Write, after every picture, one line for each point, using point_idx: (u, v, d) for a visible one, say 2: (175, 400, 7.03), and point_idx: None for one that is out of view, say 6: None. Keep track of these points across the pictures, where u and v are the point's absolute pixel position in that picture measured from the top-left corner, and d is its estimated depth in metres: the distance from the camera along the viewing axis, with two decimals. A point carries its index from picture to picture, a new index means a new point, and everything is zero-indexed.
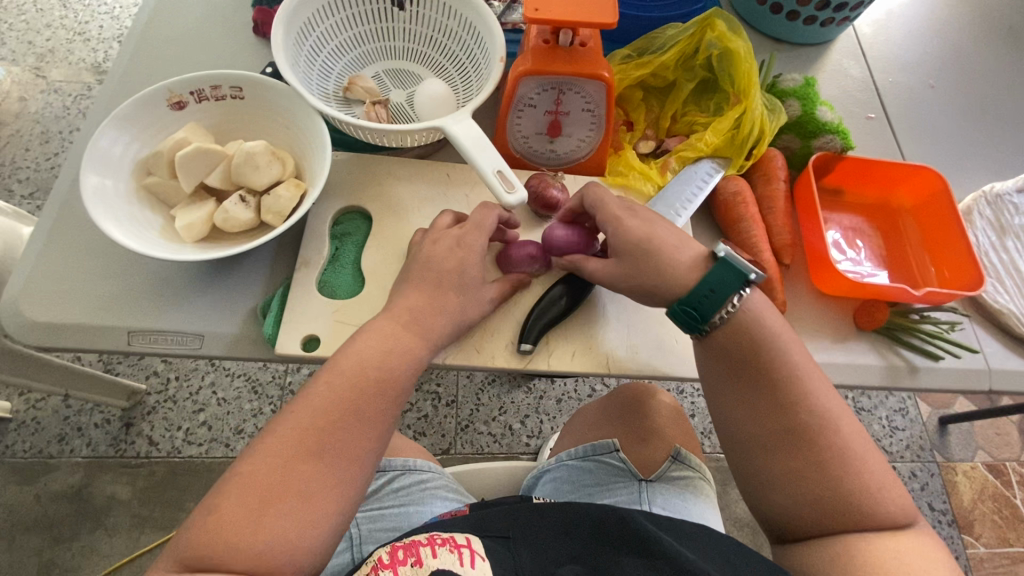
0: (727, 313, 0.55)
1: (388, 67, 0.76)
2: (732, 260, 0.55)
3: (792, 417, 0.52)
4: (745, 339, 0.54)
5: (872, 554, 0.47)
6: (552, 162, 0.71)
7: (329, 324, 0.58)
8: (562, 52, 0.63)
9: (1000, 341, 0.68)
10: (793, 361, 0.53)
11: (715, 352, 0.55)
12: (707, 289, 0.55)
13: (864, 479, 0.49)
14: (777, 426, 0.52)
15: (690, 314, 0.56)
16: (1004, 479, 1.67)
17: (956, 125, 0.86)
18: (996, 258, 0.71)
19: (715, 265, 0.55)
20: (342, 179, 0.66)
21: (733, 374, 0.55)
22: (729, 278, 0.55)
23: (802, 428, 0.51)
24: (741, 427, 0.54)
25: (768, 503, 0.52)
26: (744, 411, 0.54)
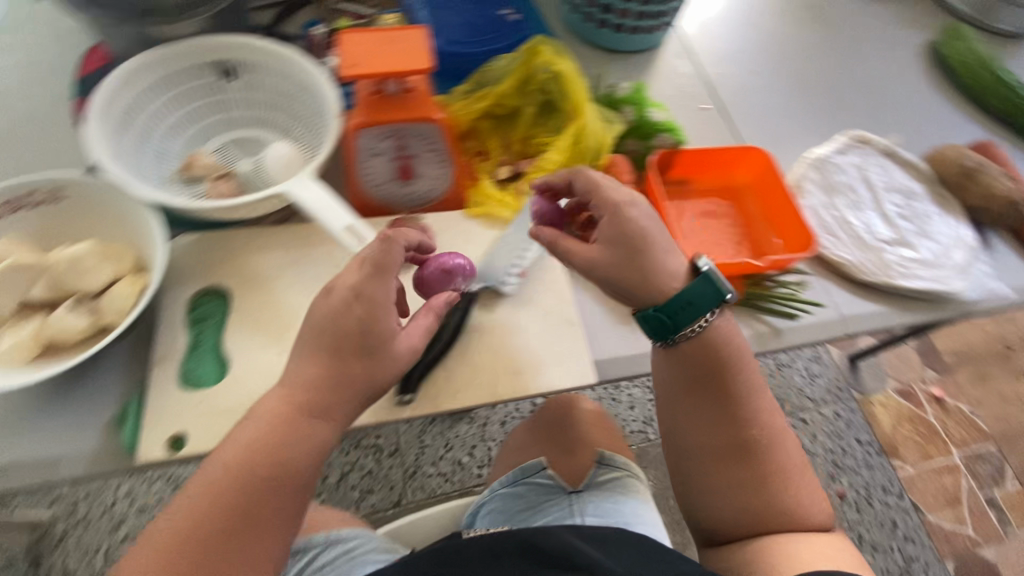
0: (697, 327, 0.57)
1: (231, 139, 0.74)
2: (714, 276, 0.56)
3: (744, 434, 0.58)
4: (713, 351, 0.58)
5: (785, 546, 0.54)
6: (413, 204, 0.71)
7: (197, 418, 0.55)
8: (393, 100, 0.64)
9: (845, 289, 0.75)
10: (755, 374, 0.60)
11: (682, 360, 0.59)
12: (684, 301, 0.56)
13: (795, 489, 0.57)
14: (726, 438, 0.58)
15: (662, 323, 0.57)
16: (913, 400, 1.83)
17: (781, 101, 0.96)
18: (830, 216, 0.79)
19: (700, 279, 0.56)
20: (193, 263, 0.64)
21: (694, 389, 0.59)
22: (709, 294, 0.56)
23: (753, 442, 0.58)
24: (695, 435, 0.60)
25: (712, 502, 0.59)
26: (694, 422, 0.60)
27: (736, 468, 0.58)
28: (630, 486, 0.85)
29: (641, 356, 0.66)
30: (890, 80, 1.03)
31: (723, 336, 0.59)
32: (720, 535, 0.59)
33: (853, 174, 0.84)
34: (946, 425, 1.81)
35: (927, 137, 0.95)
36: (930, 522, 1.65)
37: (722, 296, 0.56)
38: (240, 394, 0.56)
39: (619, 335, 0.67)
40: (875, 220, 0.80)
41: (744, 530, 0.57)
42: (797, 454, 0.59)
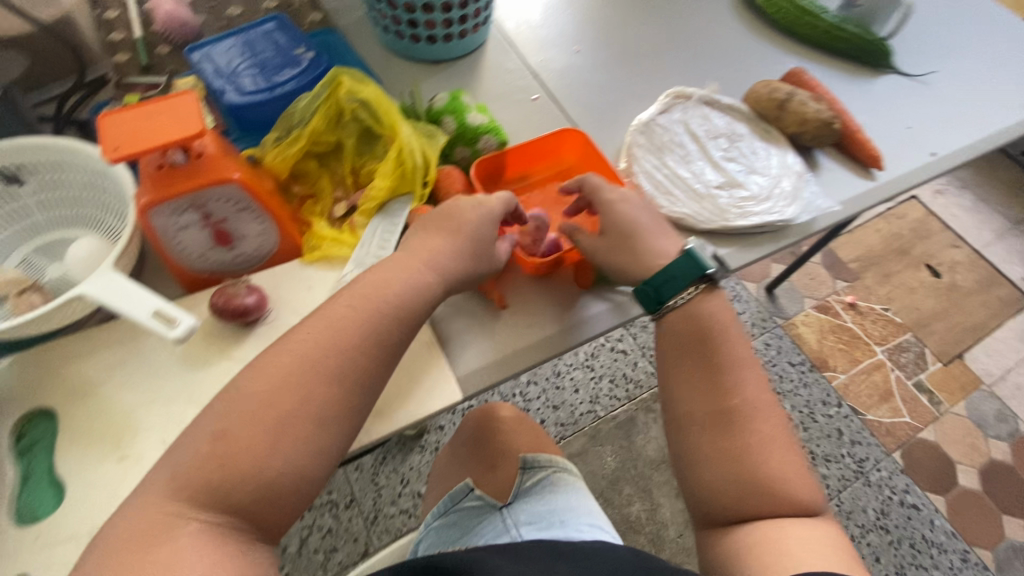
0: (681, 299, 0.69)
1: (37, 245, 0.70)
2: (698, 255, 0.70)
3: (729, 403, 0.66)
4: (704, 326, 0.68)
5: (768, 529, 0.60)
6: (245, 266, 0.69)
7: (38, 552, 0.52)
8: (180, 170, 0.61)
9: (691, 241, 0.78)
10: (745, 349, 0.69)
11: (669, 330, 0.70)
12: (671, 275, 0.68)
13: (761, 457, 0.64)
14: (711, 411, 0.66)
15: (650, 294, 0.69)
16: (832, 312, 1.94)
17: (606, 75, 0.99)
18: (663, 177, 0.82)
19: (687, 256, 0.69)
20: (12, 389, 0.60)
21: (706, 365, 0.68)
22: (691, 268, 0.69)
23: (735, 410, 0.65)
24: (688, 418, 0.67)
25: (697, 481, 0.65)
26: (689, 401, 0.67)
27: (722, 446, 0.65)
28: (556, 482, 0.89)
29: (507, 359, 0.67)
30: (706, 31, 1.08)
31: (713, 322, 0.69)
32: (714, 520, 0.64)
33: (678, 130, 0.87)
34: (866, 327, 1.92)
35: (746, 79, 1.01)
36: (872, 422, 1.75)
37: (703, 271, 0.69)
38: (84, 514, 0.53)
39: (481, 345, 0.68)
40: (705, 169, 0.83)
41: (724, 514, 0.63)
42: (766, 427, 0.66)
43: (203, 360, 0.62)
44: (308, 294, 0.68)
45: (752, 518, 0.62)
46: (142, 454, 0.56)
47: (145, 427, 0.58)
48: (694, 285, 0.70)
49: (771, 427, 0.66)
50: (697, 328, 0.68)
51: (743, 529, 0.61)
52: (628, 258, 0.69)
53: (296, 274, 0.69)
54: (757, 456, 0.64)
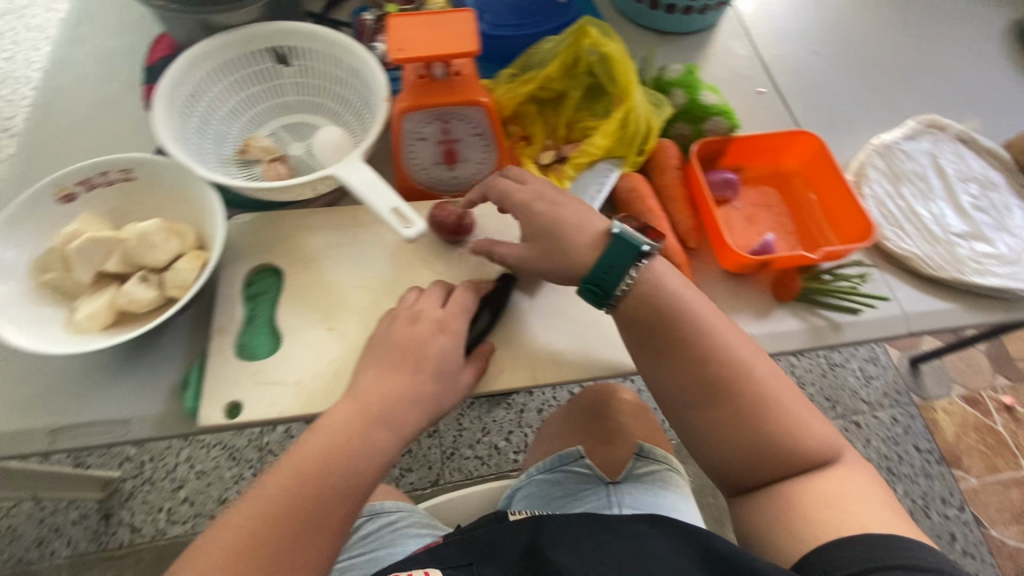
0: (629, 283, 0.59)
1: (284, 123, 0.76)
2: (625, 233, 0.59)
3: (715, 371, 0.56)
4: (655, 308, 0.58)
5: (821, 507, 0.52)
6: (456, 188, 0.72)
7: (251, 388, 0.58)
8: (439, 84, 0.64)
9: (911, 285, 0.70)
10: (707, 317, 0.58)
11: (627, 321, 0.59)
12: (605, 267, 0.58)
13: (789, 420, 0.55)
14: (706, 381, 0.56)
15: (594, 292, 0.59)
16: (981, 408, 1.70)
17: (844, 84, 0.90)
18: (895, 207, 0.74)
19: (612, 242, 0.59)
20: (250, 241, 0.67)
21: (642, 349, 0.59)
22: (621, 251, 0.59)
23: (719, 381, 0.56)
24: (672, 388, 0.57)
25: (709, 457, 0.57)
26: (682, 364, 0.57)
27: (757, 415, 0.55)
28: (669, 479, 0.84)
29: None
30: (972, 60, 0.94)
31: (648, 289, 0.58)
32: (743, 488, 0.56)
33: (923, 161, 0.78)
34: (1017, 436, 1.67)
35: (1009, 124, 0.87)
36: (994, 539, 1.54)
37: (637, 248, 0.59)
38: (292, 367, 0.59)
39: None
40: (946, 211, 0.74)
41: (750, 481, 0.55)
42: (788, 392, 0.57)
43: (407, 262, 0.66)
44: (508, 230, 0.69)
45: (789, 481, 0.54)
46: (347, 330, 0.62)
47: (352, 307, 0.63)
48: None
49: (793, 397, 0.57)
50: (652, 303, 0.58)
51: (772, 495, 0.55)
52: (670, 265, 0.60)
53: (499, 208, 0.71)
54: (764, 442, 0.54)
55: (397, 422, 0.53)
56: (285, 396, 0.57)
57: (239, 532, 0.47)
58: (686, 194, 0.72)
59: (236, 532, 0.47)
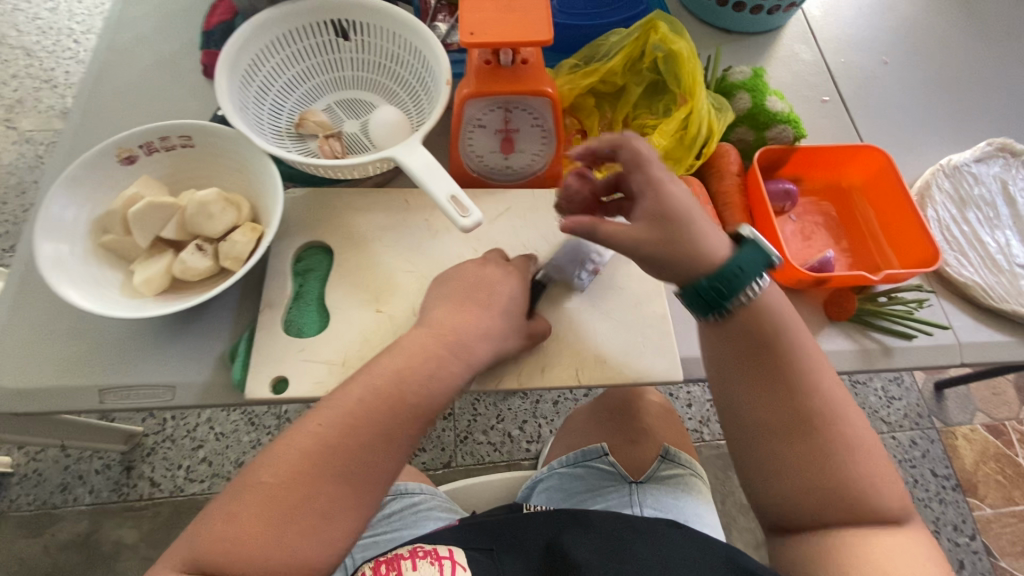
0: (749, 295, 0.51)
1: (339, 98, 0.75)
2: (760, 242, 0.53)
3: (803, 409, 0.49)
4: (752, 321, 0.51)
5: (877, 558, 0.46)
6: (510, 178, 0.71)
7: (296, 365, 0.58)
8: (504, 71, 0.63)
9: (968, 315, 0.68)
10: (805, 347, 0.51)
11: (732, 334, 0.52)
12: (735, 267, 0.50)
13: (865, 477, 0.48)
14: (787, 414, 0.49)
15: (700, 297, 0.51)
16: (1004, 439, 1.66)
17: (912, 98, 0.86)
18: (959, 231, 0.72)
19: (743, 248, 0.52)
20: (301, 216, 0.67)
21: (723, 372, 0.53)
22: (756, 261, 0.51)
23: (809, 420, 0.49)
24: (748, 418, 0.51)
25: (768, 494, 0.50)
26: (754, 400, 0.51)
27: (813, 452, 0.48)
28: (694, 485, 0.81)
29: None
30: None
31: (750, 301, 0.51)
32: (791, 528, 0.50)
33: (991, 186, 0.75)
34: None
35: None
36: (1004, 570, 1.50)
37: (771, 261, 0.52)
38: (339, 347, 0.59)
39: None
40: (1013, 240, 0.72)
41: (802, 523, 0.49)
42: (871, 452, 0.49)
43: (457, 251, 0.66)
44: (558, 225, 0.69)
45: (838, 531, 0.48)
46: (394, 314, 0.61)
47: (401, 290, 0.63)
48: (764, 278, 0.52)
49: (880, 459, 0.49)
50: (744, 320, 0.51)
51: (820, 546, 0.48)
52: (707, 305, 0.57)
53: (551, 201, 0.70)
54: (824, 484, 0.48)
55: (466, 352, 0.52)
56: (331, 376, 0.58)
57: (297, 458, 0.44)
58: (744, 202, 0.70)
59: (292, 458, 0.44)
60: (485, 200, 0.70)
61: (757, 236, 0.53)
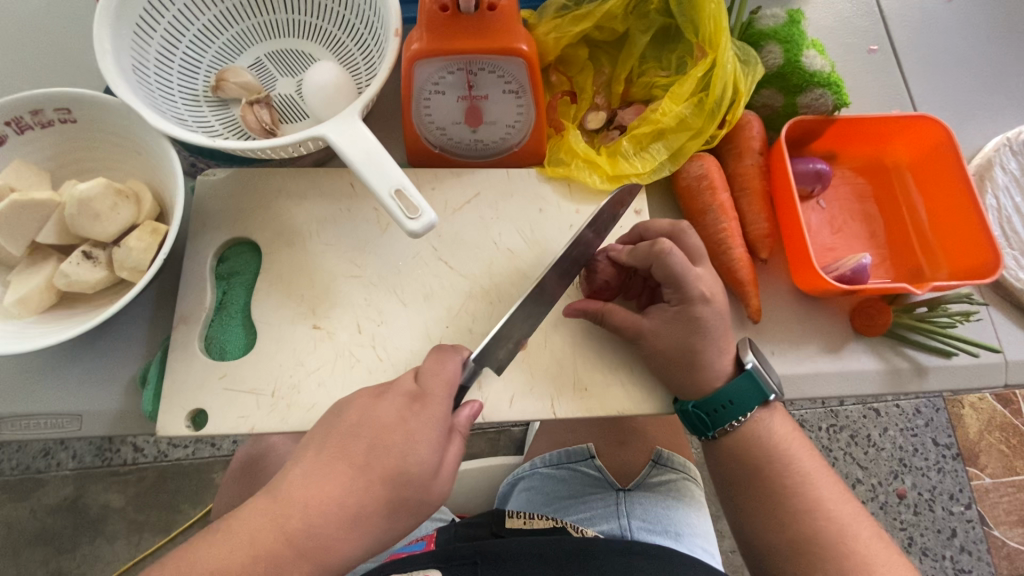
0: (736, 424, 0.51)
1: (271, 49, 0.60)
2: (758, 375, 0.50)
3: (812, 532, 0.49)
4: (746, 458, 0.52)
5: None
6: (480, 154, 0.58)
7: (217, 394, 0.49)
8: (466, 21, 0.49)
9: (1021, 326, 0.57)
10: (805, 470, 0.51)
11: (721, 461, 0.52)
12: (725, 401, 0.50)
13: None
14: (795, 539, 0.49)
15: (698, 421, 0.51)
16: (1015, 408, 1.36)
17: (978, 46, 0.70)
18: (1021, 224, 0.60)
19: (738, 379, 0.50)
20: (223, 205, 0.55)
21: (730, 487, 0.53)
22: (748, 394, 0.50)
23: (814, 545, 0.48)
24: (752, 543, 0.52)
25: None
26: (760, 524, 0.51)
27: (818, 567, 0.48)
28: (686, 492, 0.74)
29: None
30: None
31: (757, 483, 0.51)
32: None
33: None
34: None
35: None
36: (995, 540, 1.28)
37: (766, 396, 0.50)
38: (268, 372, 0.50)
39: None
40: None
41: None
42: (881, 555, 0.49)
43: (413, 250, 0.55)
44: (536, 217, 0.57)
45: None
46: (336, 331, 0.51)
47: (344, 301, 0.52)
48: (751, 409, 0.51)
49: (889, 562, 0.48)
50: (742, 470, 0.52)
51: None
52: (680, 370, 0.50)
53: (530, 185, 0.58)
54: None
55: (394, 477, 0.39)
56: (260, 409, 0.49)
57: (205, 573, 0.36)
58: (765, 186, 0.58)
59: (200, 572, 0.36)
60: (450, 182, 0.58)
61: (760, 368, 0.50)
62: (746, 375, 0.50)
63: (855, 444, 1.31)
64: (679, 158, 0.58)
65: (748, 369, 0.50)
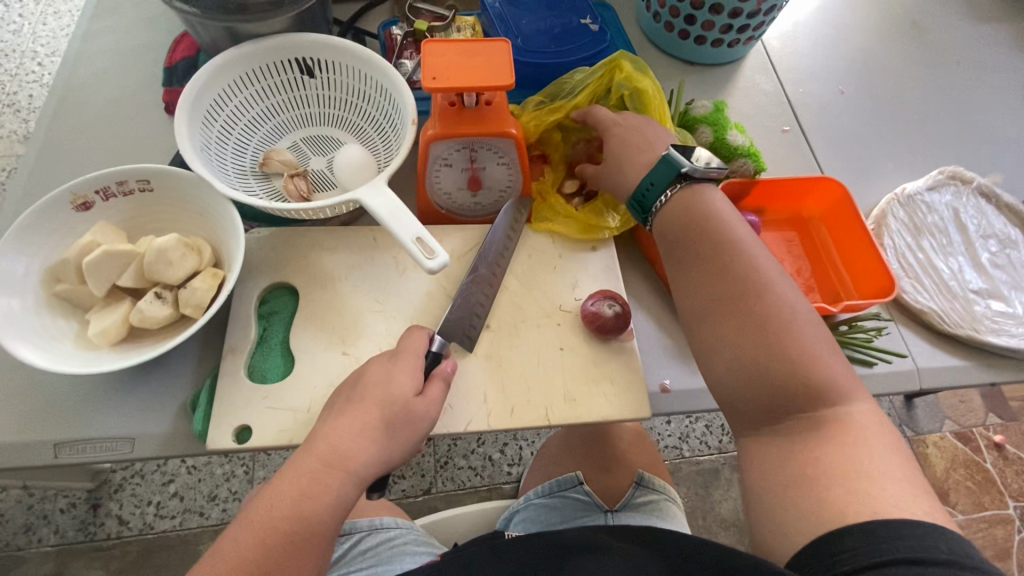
0: (665, 202, 0.62)
1: (306, 135, 0.75)
2: (673, 156, 0.62)
3: (738, 287, 0.54)
4: (682, 215, 0.60)
5: (821, 461, 0.46)
6: (479, 213, 0.71)
7: (259, 412, 0.57)
8: (468, 112, 0.64)
9: (926, 340, 0.70)
10: (732, 236, 0.57)
11: (661, 230, 0.62)
12: (648, 182, 0.63)
13: (826, 375, 0.49)
14: (728, 295, 0.54)
15: (636, 205, 0.64)
16: (972, 446, 1.46)
17: (867, 129, 0.89)
18: (914, 259, 0.75)
19: (659, 162, 0.62)
20: (265, 257, 0.66)
21: (693, 223, 0.59)
22: (665, 171, 0.62)
23: (743, 294, 0.53)
24: (688, 298, 0.57)
25: (723, 383, 0.53)
26: (694, 288, 0.57)
27: (719, 257, 0.56)
28: (669, 511, 0.80)
29: (699, 391, 0.65)
30: (993, 111, 0.93)
31: (676, 212, 0.61)
32: (754, 420, 0.51)
33: (944, 214, 0.79)
34: (1005, 476, 1.43)
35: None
36: None
37: (679, 169, 0.61)
38: (303, 393, 0.58)
39: (676, 368, 0.66)
40: (965, 266, 0.75)
41: (757, 415, 0.50)
42: (815, 330, 0.51)
43: (425, 289, 0.66)
44: (526, 261, 0.69)
45: (798, 431, 0.48)
46: (362, 356, 0.61)
47: (368, 332, 0.62)
48: (674, 185, 0.62)
49: (824, 336, 0.51)
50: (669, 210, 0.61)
51: (790, 452, 0.48)
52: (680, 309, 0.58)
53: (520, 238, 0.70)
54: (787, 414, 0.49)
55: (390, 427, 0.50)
56: (296, 424, 0.57)
57: None
58: None
59: None
60: (454, 236, 0.70)
61: (675, 152, 0.62)
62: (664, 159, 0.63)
63: None
64: None
65: (663, 151, 0.62)
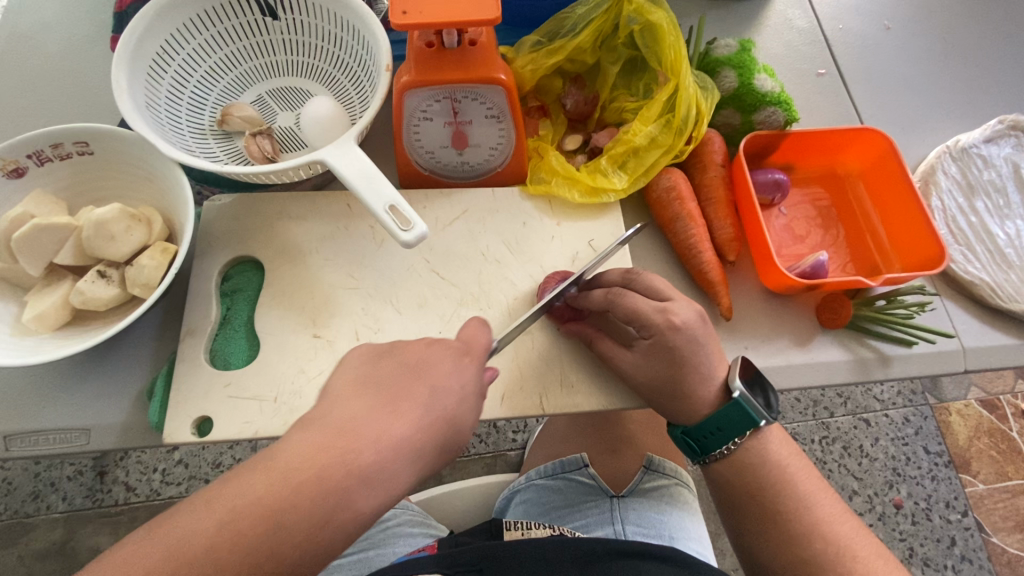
0: (729, 449, 0.52)
1: (272, 87, 0.66)
2: (747, 402, 0.50)
3: (805, 549, 0.49)
4: (750, 475, 0.51)
5: None
6: (468, 175, 0.63)
7: (223, 403, 0.52)
8: (449, 55, 0.55)
9: (974, 316, 0.62)
10: (783, 466, 0.51)
11: (718, 483, 0.53)
12: (713, 428, 0.51)
13: None
14: (795, 556, 0.49)
15: (689, 444, 0.53)
16: (999, 414, 1.38)
17: (915, 69, 0.77)
18: (965, 222, 0.65)
19: (730, 406, 0.50)
20: (227, 228, 0.59)
21: (664, 390, 0.51)
22: (737, 420, 0.51)
23: (811, 555, 0.49)
24: (744, 555, 0.52)
25: None
26: (751, 537, 0.51)
27: (773, 501, 0.51)
28: (680, 497, 0.74)
29: None
30: None
31: (760, 504, 0.51)
32: None
33: (1002, 168, 0.68)
34: None
35: None
36: (995, 547, 1.27)
37: (756, 421, 0.51)
38: (271, 380, 0.53)
39: None
40: None
41: None
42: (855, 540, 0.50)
43: (406, 262, 0.59)
44: (521, 229, 0.61)
45: None
46: (335, 339, 0.55)
47: (341, 312, 0.56)
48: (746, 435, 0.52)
49: (862, 544, 0.49)
50: (755, 470, 0.51)
51: None
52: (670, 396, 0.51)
53: (513, 203, 0.62)
54: (788, 516, 0.50)
55: None
56: (263, 415, 0.51)
57: None
58: (729, 197, 0.63)
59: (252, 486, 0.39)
60: (439, 201, 0.62)
61: (748, 396, 0.50)
62: (737, 400, 0.51)
63: (848, 455, 1.31)
64: (650, 171, 0.63)
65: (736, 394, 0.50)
